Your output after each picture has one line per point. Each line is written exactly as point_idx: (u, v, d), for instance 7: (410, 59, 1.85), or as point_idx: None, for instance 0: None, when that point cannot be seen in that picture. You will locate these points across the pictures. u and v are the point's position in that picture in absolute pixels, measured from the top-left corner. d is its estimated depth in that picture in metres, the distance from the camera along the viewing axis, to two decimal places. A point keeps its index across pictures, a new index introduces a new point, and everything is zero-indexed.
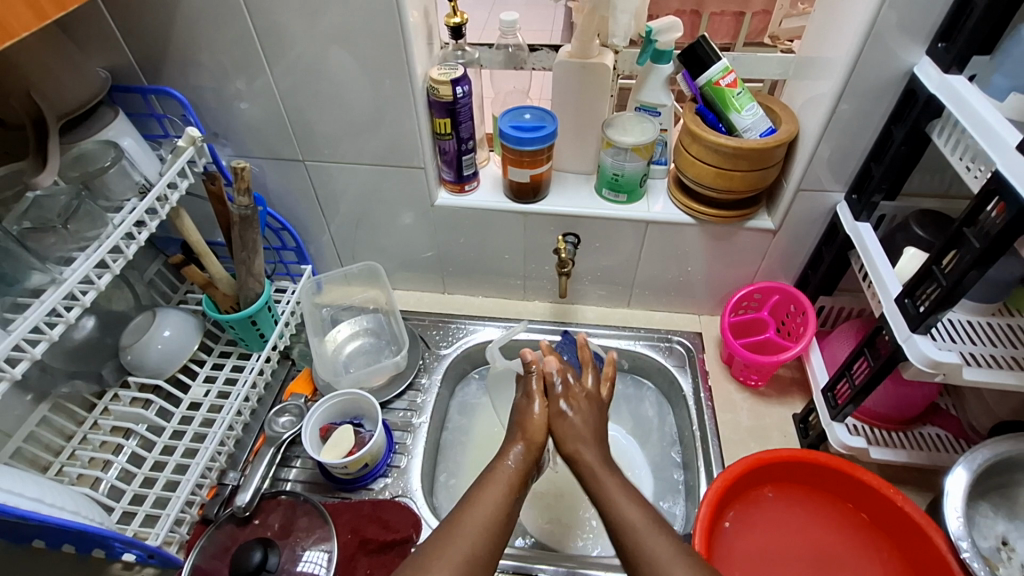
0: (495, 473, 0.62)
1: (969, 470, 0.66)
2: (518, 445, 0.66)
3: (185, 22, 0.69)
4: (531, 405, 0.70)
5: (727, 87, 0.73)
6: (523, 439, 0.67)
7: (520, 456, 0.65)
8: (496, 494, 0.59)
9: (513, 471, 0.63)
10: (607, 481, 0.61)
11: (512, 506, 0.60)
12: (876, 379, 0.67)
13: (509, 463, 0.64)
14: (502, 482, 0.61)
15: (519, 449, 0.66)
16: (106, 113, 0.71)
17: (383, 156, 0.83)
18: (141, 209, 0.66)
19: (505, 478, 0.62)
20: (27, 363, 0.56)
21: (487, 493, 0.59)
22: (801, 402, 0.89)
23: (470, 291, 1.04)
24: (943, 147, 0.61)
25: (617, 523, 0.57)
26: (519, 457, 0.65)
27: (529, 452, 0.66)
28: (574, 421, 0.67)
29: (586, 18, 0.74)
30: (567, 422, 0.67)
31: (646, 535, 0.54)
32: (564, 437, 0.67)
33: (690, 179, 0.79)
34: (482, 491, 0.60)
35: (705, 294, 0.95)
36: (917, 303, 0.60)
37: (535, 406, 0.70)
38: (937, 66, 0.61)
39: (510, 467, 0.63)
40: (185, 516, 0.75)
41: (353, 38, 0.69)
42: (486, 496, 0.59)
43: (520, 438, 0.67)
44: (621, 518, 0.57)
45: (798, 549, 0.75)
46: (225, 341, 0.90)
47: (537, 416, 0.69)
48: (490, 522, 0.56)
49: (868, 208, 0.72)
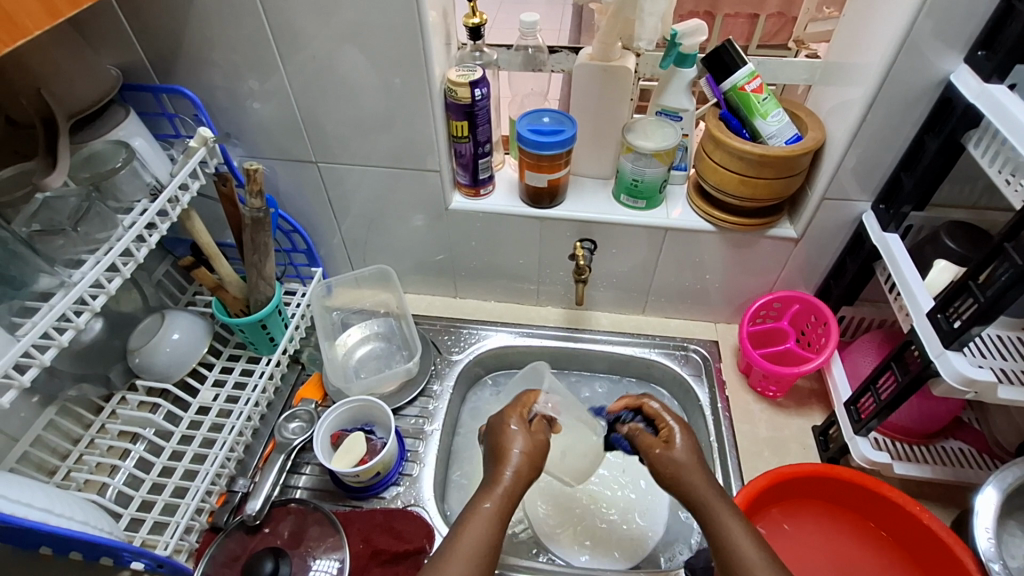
0: (480, 509, 0.58)
1: (999, 489, 0.64)
2: (509, 467, 0.61)
3: (198, 19, 0.67)
4: (518, 430, 0.65)
5: (753, 92, 0.71)
6: (516, 460, 0.62)
7: (514, 469, 0.61)
8: (479, 532, 0.56)
9: (496, 506, 0.58)
10: (717, 508, 0.59)
11: (498, 544, 0.56)
12: (904, 395, 0.65)
13: (498, 494, 0.59)
14: (487, 519, 0.57)
15: (508, 474, 0.61)
16: (116, 112, 0.69)
17: (397, 158, 0.81)
18: (152, 211, 0.64)
19: (491, 504, 0.58)
20: (36, 370, 0.54)
21: (470, 534, 0.56)
22: (821, 415, 0.87)
23: (482, 296, 1.02)
24: (980, 158, 0.60)
25: (720, 531, 0.58)
26: (513, 480, 0.60)
27: (520, 475, 0.61)
28: (685, 461, 0.62)
29: (609, 20, 0.72)
30: (672, 460, 0.63)
31: (748, 556, 0.55)
32: (675, 465, 0.62)
33: (712, 186, 0.77)
34: (464, 534, 0.56)
35: (722, 302, 0.94)
36: (951, 319, 0.59)
37: (518, 435, 0.64)
38: (977, 74, 0.59)
39: (494, 500, 0.58)
40: (195, 523, 0.74)
41: (369, 37, 0.67)
42: (469, 538, 0.55)
43: (511, 458, 0.62)
44: (729, 547, 0.56)
45: (799, 557, 0.74)
46: (234, 344, 0.88)
47: (521, 437, 0.64)
48: (475, 562, 0.54)
49: (897, 219, 0.71)
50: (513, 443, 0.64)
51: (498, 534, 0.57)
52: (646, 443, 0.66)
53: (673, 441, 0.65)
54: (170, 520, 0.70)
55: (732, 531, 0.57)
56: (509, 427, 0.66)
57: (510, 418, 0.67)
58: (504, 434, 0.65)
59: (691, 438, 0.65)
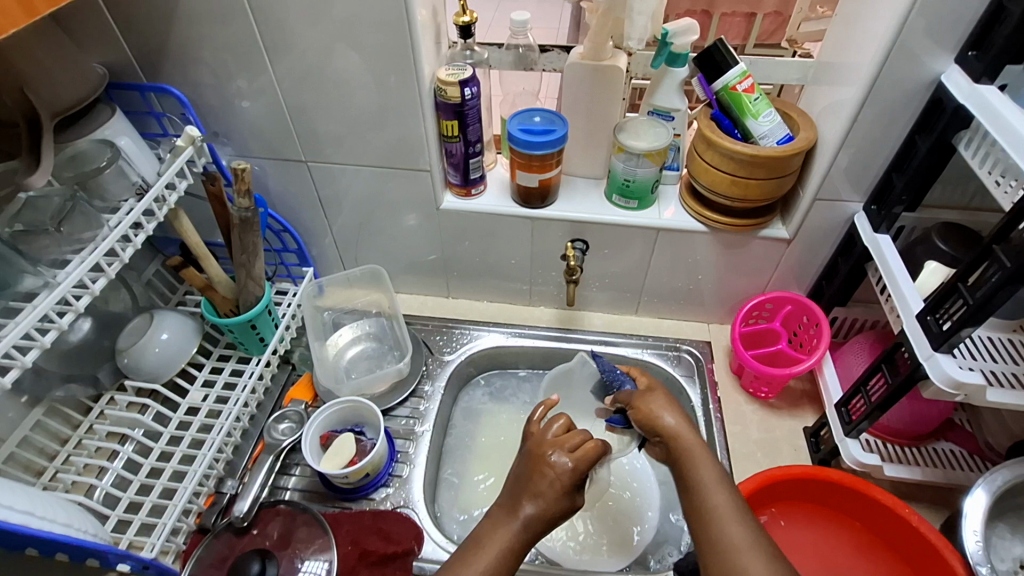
0: (484, 546, 0.56)
1: (989, 492, 0.64)
2: (530, 507, 0.58)
3: (185, 17, 0.67)
4: (559, 465, 0.60)
5: (744, 92, 0.71)
6: (540, 504, 0.58)
7: (529, 520, 0.57)
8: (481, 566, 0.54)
9: (504, 547, 0.56)
10: (694, 451, 0.60)
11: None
12: (894, 397, 0.65)
13: (509, 536, 0.56)
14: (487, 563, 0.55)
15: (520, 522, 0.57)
16: (102, 111, 0.68)
17: (387, 157, 0.80)
18: (138, 211, 0.63)
19: (500, 545, 0.56)
20: (17, 372, 0.54)
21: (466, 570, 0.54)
22: (812, 416, 0.87)
23: (475, 295, 1.02)
24: (970, 160, 0.60)
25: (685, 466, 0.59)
26: (525, 526, 0.57)
27: (540, 520, 0.58)
28: (673, 419, 0.63)
29: (599, 19, 0.72)
30: (657, 409, 0.64)
31: (717, 498, 0.56)
32: (659, 424, 0.63)
33: (704, 186, 0.77)
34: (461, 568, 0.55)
35: (714, 302, 0.93)
36: (941, 321, 0.58)
37: (554, 480, 0.59)
38: (967, 75, 0.58)
39: (504, 542, 0.56)
40: (182, 526, 0.74)
41: (359, 35, 0.67)
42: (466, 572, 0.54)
43: (535, 500, 0.58)
44: (698, 487, 0.57)
45: (788, 559, 0.74)
46: (224, 344, 0.88)
47: (557, 485, 0.59)
48: None
49: (888, 220, 0.70)
50: (543, 486, 0.59)
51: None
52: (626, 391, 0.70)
53: (657, 399, 0.66)
54: (158, 522, 0.70)
55: (705, 476, 0.58)
56: (544, 476, 0.59)
57: (555, 456, 0.60)
58: (537, 475, 0.60)
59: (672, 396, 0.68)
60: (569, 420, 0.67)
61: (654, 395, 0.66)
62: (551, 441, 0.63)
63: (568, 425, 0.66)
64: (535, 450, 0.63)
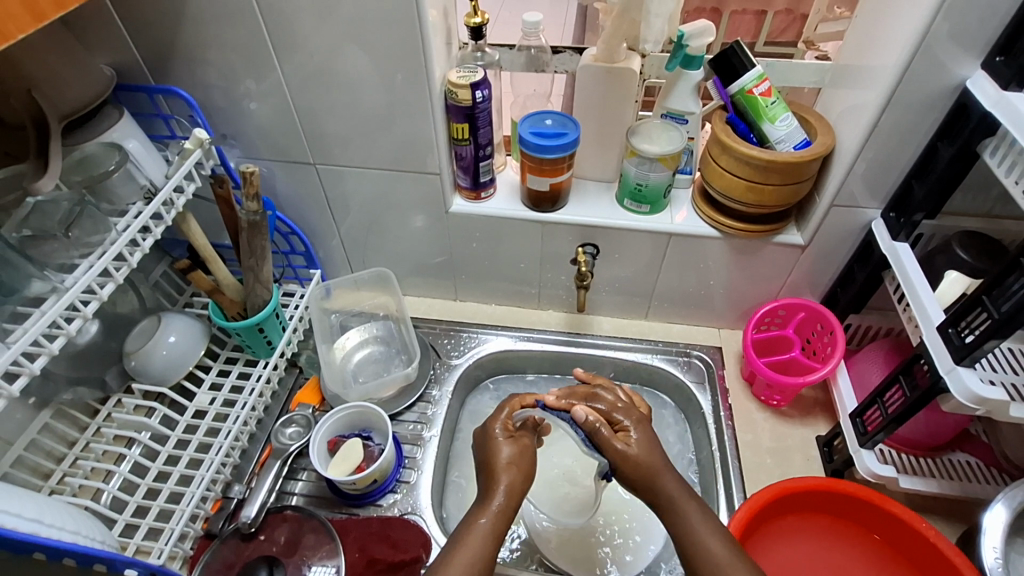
0: (475, 526, 0.60)
1: (1009, 507, 0.63)
2: (505, 477, 0.65)
3: (192, 17, 0.66)
4: (503, 441, 0.69)
5: (761, 96, 0.69)
6: (508, 475, 0.65)
7: (504, 499, 0.63)
8: (475, 547, 0.58)
9: (492, 522, 0.61)
10: (677, 498, 0.62)
11: (494, 559, 0.59)
12: (912, 410, 0.64)
13: (493, 510, 0.62)
14: (483, 536, 0.59)
15: (500, 495, 0.63)
16: (111, 112, 0.67)
17: (397, 159, 0.79)
18: (146, 215, 0.63)
19: (489, 522, 0.61)
20: (25, 380, 0.53)
21: (465, 551, 0.58)
22: (825, 424, 0.85)
23: (482, 299, 1.01)
24: (996, 168, 0.58)
25: (670, 506, 0.62)
26: (505, 497, 0.63)
27: (512, 494, 0.64)
28: (642, 456, 0.65)
29: (615, 21, 0.70)
30: (630, 451, 0.65)
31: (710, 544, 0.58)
32: (639, 468, 0.64)
33: (718, 191, 0.75)
34: (459, 551, 0.58)
35: (726, 307, 0.92)
36: (962, 334, 0.57)
37: (507, 447, 0.68)
38: (994, 81, 0.57)
39: (490, 516, 0.61)
40: (189, 531, 0.73)
41: (368, 35, 0.66)
42: (463, 554, 0.58)
43: (504, 473, 0.65)
44: (690, 534, 0.59)
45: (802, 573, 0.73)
46: (232, 347, 0.87)
47: (508, 449, 0.68)
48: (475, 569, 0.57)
49: (907, 228, 0.69)
50: (500, 461, 0.67)
51: (493, 549, 0.59)
52: (606, 442, 0.67)
53: (628, 446, 0.66)
54: (165, 526, 0.69)
55: (692, 520, 0.60)
56: (502, 446, 0.68)
57: (492, 428, 0.71)
58: (492, 449, 0.69)
59: (648, 434, 0.68)
60: (516, 404, 0.74)
61: (627, 452, 0.65)
62: (507, 406, 0.74)
63: (510, 413, 0.73)
64: (486, 427, 0.72)
